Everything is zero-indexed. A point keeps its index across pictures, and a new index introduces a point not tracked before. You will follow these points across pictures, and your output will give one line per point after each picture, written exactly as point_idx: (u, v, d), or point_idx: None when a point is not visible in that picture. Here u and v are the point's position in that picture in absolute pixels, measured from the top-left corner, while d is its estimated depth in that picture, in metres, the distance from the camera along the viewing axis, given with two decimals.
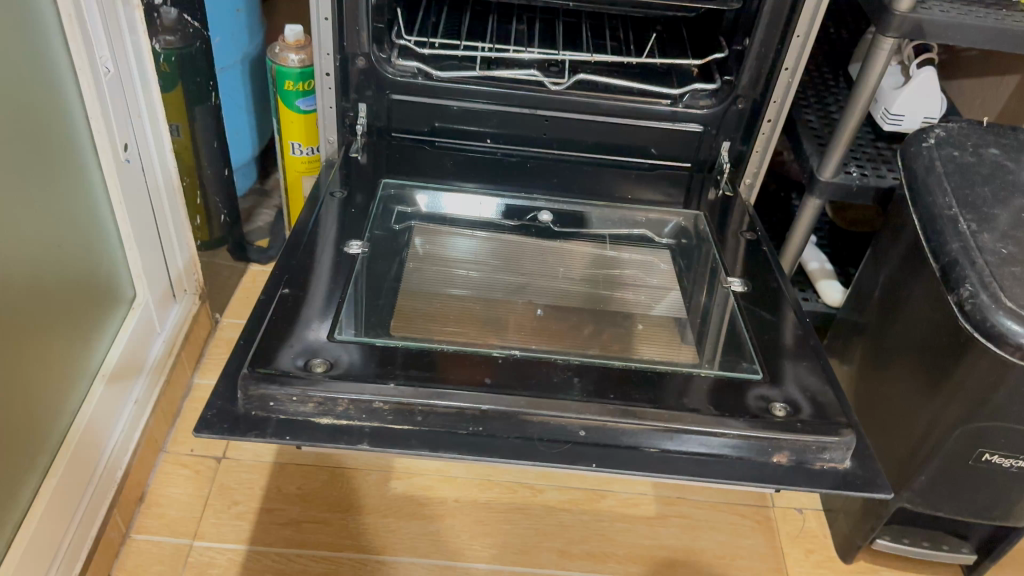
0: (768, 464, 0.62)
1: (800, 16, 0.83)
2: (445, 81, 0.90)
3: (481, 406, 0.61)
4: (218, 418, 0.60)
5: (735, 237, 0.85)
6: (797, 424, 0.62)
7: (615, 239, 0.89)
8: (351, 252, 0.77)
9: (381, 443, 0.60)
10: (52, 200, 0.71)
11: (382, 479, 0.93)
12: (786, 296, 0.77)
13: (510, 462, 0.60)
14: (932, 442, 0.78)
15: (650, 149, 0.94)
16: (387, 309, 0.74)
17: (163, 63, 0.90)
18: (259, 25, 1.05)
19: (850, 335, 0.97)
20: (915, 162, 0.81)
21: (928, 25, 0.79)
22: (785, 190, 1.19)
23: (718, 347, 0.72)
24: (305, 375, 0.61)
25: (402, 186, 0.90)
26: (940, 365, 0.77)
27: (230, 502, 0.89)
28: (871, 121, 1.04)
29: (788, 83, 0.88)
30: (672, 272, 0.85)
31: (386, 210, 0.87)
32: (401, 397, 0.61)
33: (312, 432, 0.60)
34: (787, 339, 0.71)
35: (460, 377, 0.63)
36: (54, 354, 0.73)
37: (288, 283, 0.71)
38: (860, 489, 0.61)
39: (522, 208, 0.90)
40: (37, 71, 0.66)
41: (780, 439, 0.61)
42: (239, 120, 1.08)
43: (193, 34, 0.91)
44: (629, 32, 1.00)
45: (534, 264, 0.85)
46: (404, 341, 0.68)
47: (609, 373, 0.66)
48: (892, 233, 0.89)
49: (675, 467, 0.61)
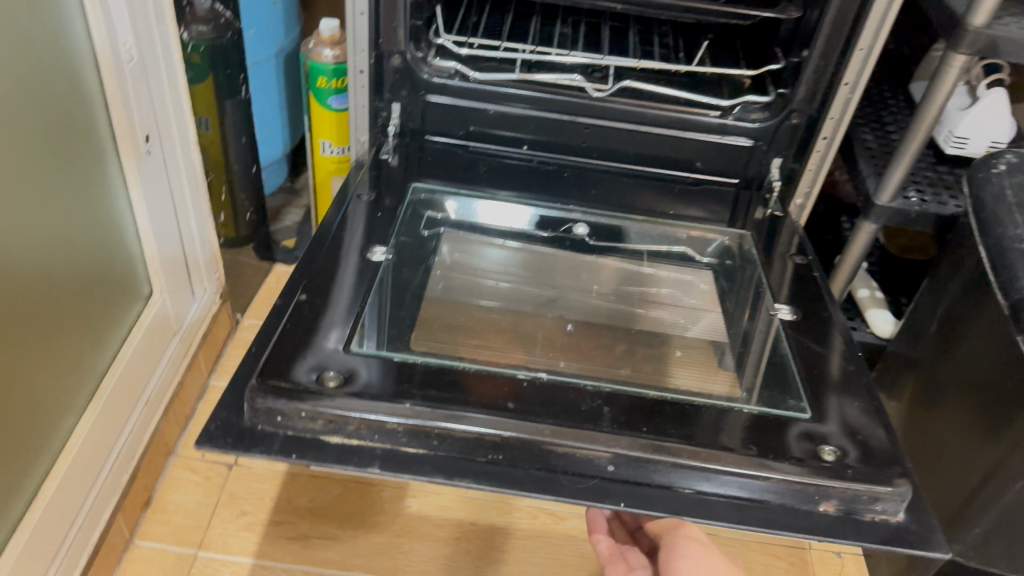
0: (814, 514, 0.57)
1: (864, 27, 0.78)
2: (484, 83, 0.87)
3: (502, 433, 0.56)
4: (221, 432, 0.57)
5: (782, 259, 0.80)
6: (848, 471, 0.57)
7: (653, 256, 0.84)
8: (374, 259, 0.72)
9: (393, 467, 0.56)
10: (68, 192, 0.68)
11: (396, 497, 0.89)
12: (837, 324, 0.71)
13: (531, 496, 0.56)
14: (989, 493, 0.72)
15: (695, 164, 0.89)
16: (409, 321, 0.70)
17: (193, 54, 0.87)
18: (295, 19, 1.02)
19: (900, 370, 0.91)
20: (983, 191, 0.75)
21: (1005, 42, 0.73)
22: (836, 212, 1.13)
23: (759, 378, 0.67)
24: (317, 390, 0.57)
25: (432, 191, 0.86)
26: (1005, 411, 0.71)
27: (238, 512, 0.85)
28: (932, 143, 0.98)
29: (847, 99, 0.83)
30: (712, 293, 0.80)
31: (414, 214, 0.83)
32: (418, 420, 0.56)
33: (321, 451, 0.56)
34: (835, 372, 0.66)
35: (482, 399, 0.59)
36: (62, 349, 0.70)
37: (306, 288, 0.67)
38: (914, 546, 0.56)
39: (557, 219, 0.86)
40: (55, 52, 0.63)
41: (828, 488, 0.56)
42: (270, 115, 1.05)
43: (224, 24, 0.88)
44: (678, 39, 0.96)
45: (567, 278, 0.80)
46: (425, 357, 0.63)
47: (641, 403, 0.61)
48: (952, 264, 0.83)
49: (710, 510, 0.56)
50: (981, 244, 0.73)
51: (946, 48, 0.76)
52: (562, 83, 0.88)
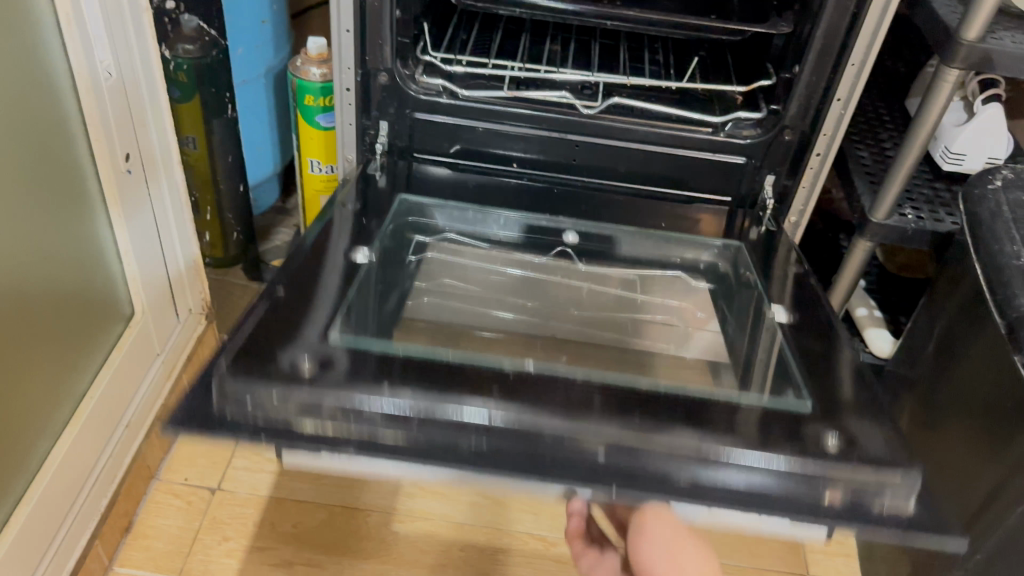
0: (819, 503, 0.53)
1: (856, 40, 0.76)
2: (472, 100, 0.85)
3: (483, 420, 0.55)
4: (188, 417, 0.53)
5: (782, 271, 0.77)
6: (851, 457, 0.55)
7: (645, 265, 0.82)
8: (356, 259, 0.71)
9: (369, 450, 0.52)
10: (44, 210, 0.67)
11: (383, 521, 0.87)
12: (836, 329, 0.69)
13: (518, 481, 0.52)
14: (990, 518, 0.70)
15: (686, 182, 0.88)
16: (390, 320, 0.68)
17: (178, 72, 0.87)
18: (285, 38, 1.01)
19: (900, 390, 0.89)
20: (979, 207, 0.73)
21: (999, 56, 0.71)
22: (833, 230, 1.12)
23: (751, 381, 0.65)
24: (294, 377, 0.56)
25: (420, 203, 0.85)
26: (1005, 432, 0.69)
27: (220, 537, 0.83)
28: (928, 159, 0.96)
29: (840, 116, 0.81)
30: (706, 298, 0.79)
31: (401, 222, 0.82)
32: (397, 407, 0.55)
33: (290, 435, 0.53)
34: (846, 389, 0.62)
35: (465, 389, 0.57)
36: (36, 372, 0.69)
37: (287, 285, 0.65)
38: (928, 538, 0.52)
39: (547, 228, 0.84)
40: (31, 69, 0.62)
41: (825, 472, 0.54)
42: (260, 133, 1.04)
43: (210, 43, 0.87)
44: (669, 56, 0.95)
45: (559, 289, 0.78)
46: (408, 348, 0.61)
47: (629, 394, 0.59)
48: (949, 282, 0.81)
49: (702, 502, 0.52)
50: (977, 261, 0.72)
51: (939, 62, 0.74)
52: (551, 101, 0.86)
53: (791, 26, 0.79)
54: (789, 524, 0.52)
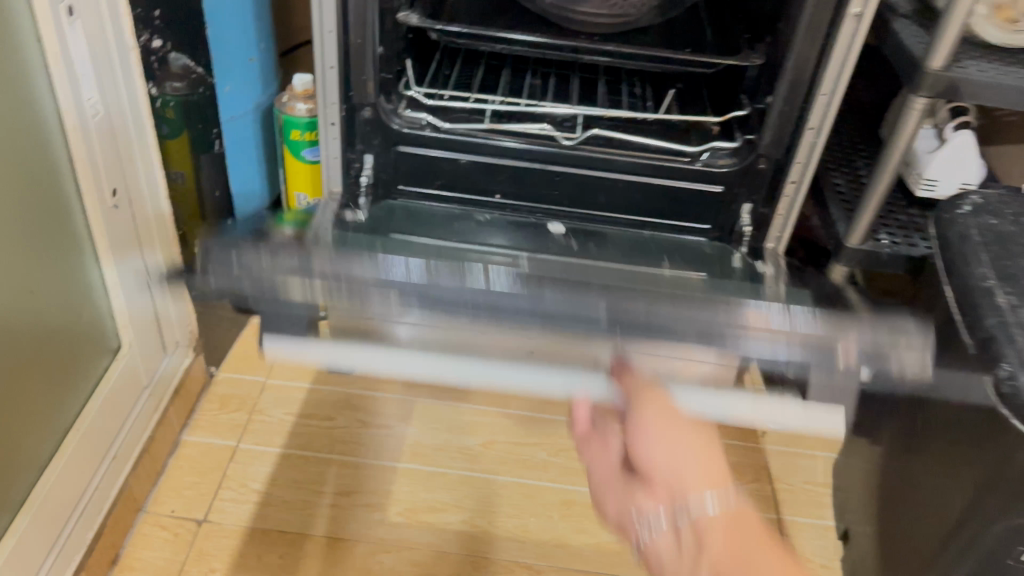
0: (837, 371, 0.60)
1: (826, 71, 0.78)
2: (454, 133, 0.87)
3: (530, 321, 0.65)
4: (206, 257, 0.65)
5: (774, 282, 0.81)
6: (863, 316, 0.62)
7: (633, 250, 0.89)
8: (347, 218, 0.90)
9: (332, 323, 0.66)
10: (31, 244, 0.68)
11: (369, 551, 0.87)
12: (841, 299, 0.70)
13: (519, 377, 0.58)
14: (967, 539, 0.71)
15: (664, 211, 0.90)
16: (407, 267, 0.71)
17: (167, 108, 0.89)
18: (274, 75, 1.03)
19: (880, 413, 0.90)
20: (948, 231, 0.75)
21: (965, 83, 0.74)
22: (814, 256, 1.13)
23: (811, 310, 0.65)
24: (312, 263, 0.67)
25: (408, 205, 0.93)
26: (979, 453, 0.70)
27: (206, 569, 0.84)
28: (903, 185, 0.98)
29: (813, 144, 0.83)
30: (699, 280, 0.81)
31: (389, 213, 0.93)
32: (422, 303, 0.69)
33: (276, 295, 0.64)
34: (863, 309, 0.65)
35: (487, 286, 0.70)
36: (22, 406, 0.70)
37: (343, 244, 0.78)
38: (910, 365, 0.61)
39: (535, 223, 0.92)
40: (19, 108, 0.64)
41: (833, 337, 0.61)
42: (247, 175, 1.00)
43: (197, 80, 0.90)
44: (647, 88, 0.97)
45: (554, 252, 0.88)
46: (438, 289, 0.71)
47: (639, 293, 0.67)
48: (925, 302, 0.82)
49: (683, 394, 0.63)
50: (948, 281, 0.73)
51: (907, 90, 0.76)
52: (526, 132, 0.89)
53: (764, 58, 0.81)
54: (830, 415, 0.60)
